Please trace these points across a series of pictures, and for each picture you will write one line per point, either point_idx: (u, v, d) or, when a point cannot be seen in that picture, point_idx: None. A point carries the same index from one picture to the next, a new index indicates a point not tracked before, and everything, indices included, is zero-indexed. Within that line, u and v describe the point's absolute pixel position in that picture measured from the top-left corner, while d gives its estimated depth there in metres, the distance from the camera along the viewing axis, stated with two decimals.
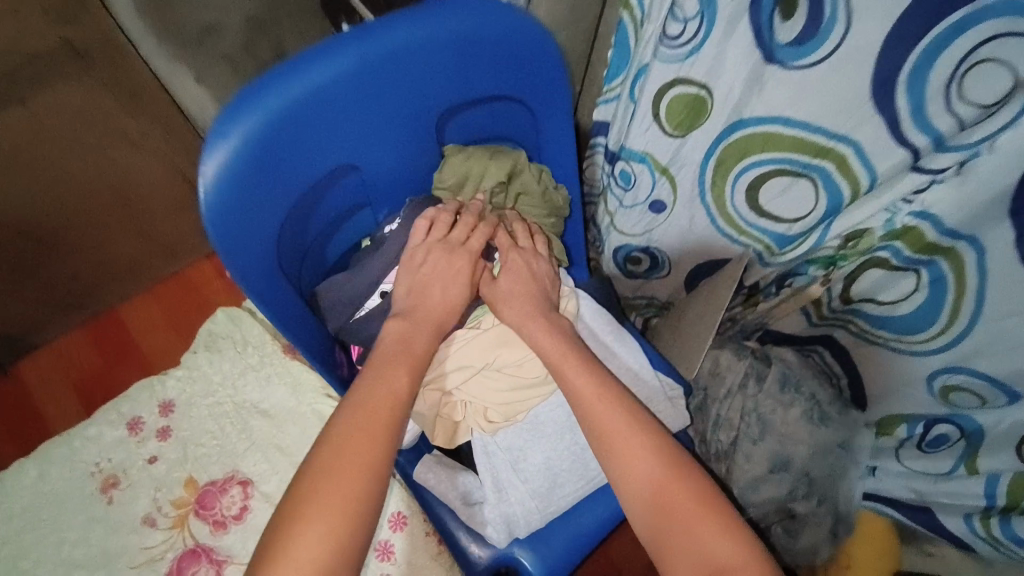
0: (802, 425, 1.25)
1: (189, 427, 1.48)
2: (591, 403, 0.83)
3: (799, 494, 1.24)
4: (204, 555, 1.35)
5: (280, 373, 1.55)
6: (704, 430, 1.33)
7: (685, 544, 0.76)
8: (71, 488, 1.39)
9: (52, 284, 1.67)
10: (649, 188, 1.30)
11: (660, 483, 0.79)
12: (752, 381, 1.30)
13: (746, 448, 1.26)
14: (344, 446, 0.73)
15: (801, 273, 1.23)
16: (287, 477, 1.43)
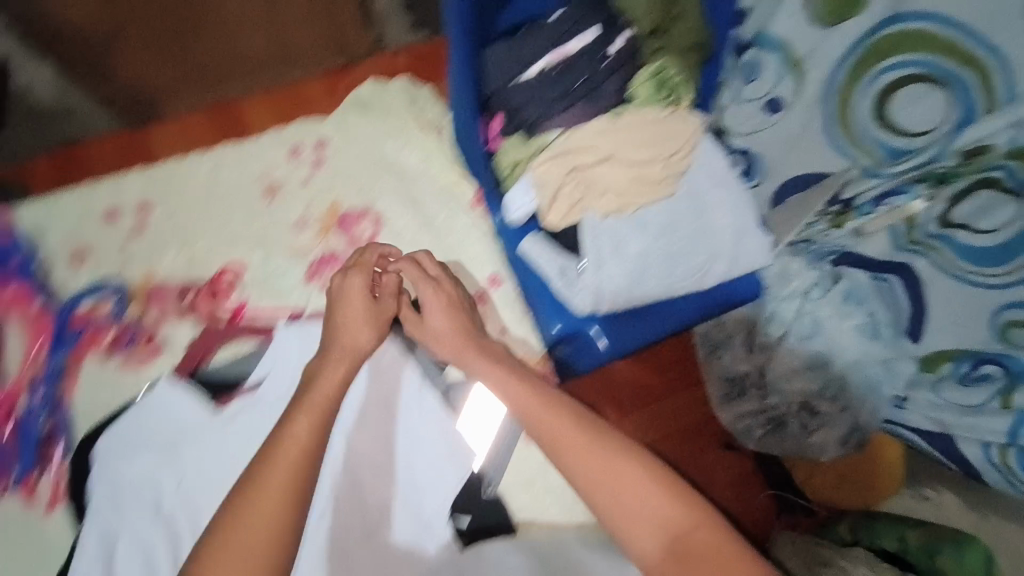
0: (852, 336, 1.32)
1: (345, 160, 1.39)
2: (536, 409, 1.06)
3: (828, 392, 1.35)
4: (340, 261, 1.35)
5: (416, 143, 1.40)
6: (756, 323, 1.41)
7: (648, 524, 0.95)
8: (234, 182, 1.38)
9: (186, 60, 1.51)
10: (772, 84, 1.30)
11: (622, 482, 0.98)
12: (818, 288, 1.34)
13: (790, 344, 1.36)
14: (282, 463, 0.91)
15: (902, 192, 1.21)
16: (423, 230, 1.36)
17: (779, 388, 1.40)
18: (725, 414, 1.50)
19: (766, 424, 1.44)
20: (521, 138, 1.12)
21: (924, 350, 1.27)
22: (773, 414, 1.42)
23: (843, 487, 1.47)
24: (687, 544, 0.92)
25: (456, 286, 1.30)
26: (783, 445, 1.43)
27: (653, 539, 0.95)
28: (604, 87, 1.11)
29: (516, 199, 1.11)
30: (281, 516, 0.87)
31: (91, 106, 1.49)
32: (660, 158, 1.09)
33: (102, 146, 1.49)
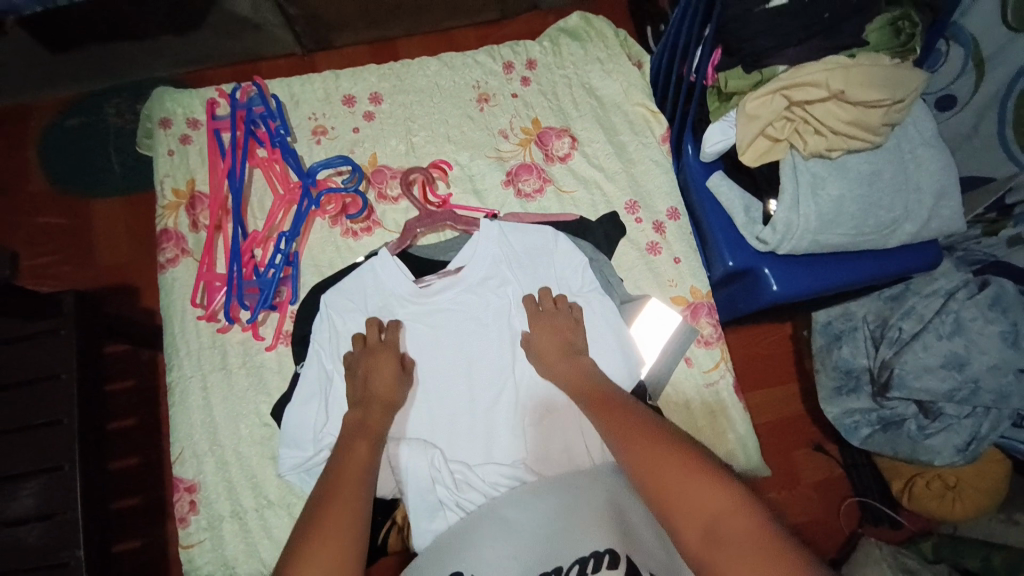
0: (995, 341, 1.18)
1: (560, 74, 1.05)
2: (598, 404, 0.78)
3: (956, 397, 1.20)
4: (534, 171, 1.00)
5: (604, 45, 1.08)
6: (889, 315, 1.30)
7: (684, 499, 0.63)
8: (450, 90, 1.04)
9: None
10: (949, 79, 1.21)
11: (656, 451, 0.68)
12: (963, 291, 1.22)
13: (927, 339, 1.21)
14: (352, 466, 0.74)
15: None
16: (617, 158, 1.01)
17: (907, 386, 1.22)
18: (830, 408, 1.34)
19: (875, 423, 1.31)
20: (740, 72, 0.85)
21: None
22: (886, 414, 1.29)
23: (949, 498, 1.30)
24: (715, 537, 0.59)
25: (634, 207, 0.99)
26: (894, 446, 1.29)
27: (692, 528, 0.61)
28: (846, 26, 0.80)
29: (714, 136, 0.89)
30: (353, 515, 0.69)
31: (261, 9, 1.37)
32: (895, 99, 0.80)
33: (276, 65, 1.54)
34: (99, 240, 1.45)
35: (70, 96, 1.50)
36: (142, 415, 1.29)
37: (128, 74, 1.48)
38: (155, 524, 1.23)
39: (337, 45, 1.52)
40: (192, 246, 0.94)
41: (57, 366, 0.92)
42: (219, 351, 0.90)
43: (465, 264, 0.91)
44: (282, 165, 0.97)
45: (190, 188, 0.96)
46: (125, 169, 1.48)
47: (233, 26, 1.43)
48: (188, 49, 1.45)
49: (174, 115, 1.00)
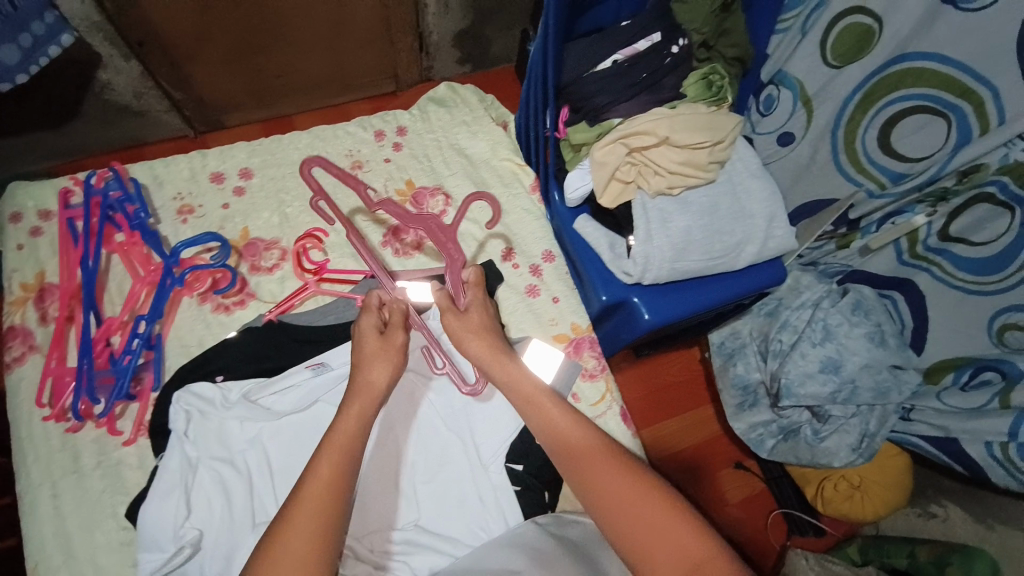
0: (862, 345, 1.19)
1: (432, 137, 1.11)
2: (564, 432, 0.70)
3: (839, 399, 1.21)
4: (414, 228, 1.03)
5: (468, 108, 1.15)
6: (768, 330, 1.30)
7: (657, 539, 0.61)
8: (322, 160, 1.07)
9: (259, 71, 1.45)
10: (786, 117, 1.23)
11: (626, 489, 0.64)
12: (827, 300, 1.24)
13: (803, 348, 1.23)
14: (314, 492, 0.60)
15: (904, 211, 1.13)
16: (491, 210, 1.06)
17: (794, 394, 1.22)
18: (737, 425, 1.32)
19: (777, 433, 1.29)
20: (585, 124, 0.95)
21: (930, 363, 1.18)
22: (785, 423, 1.28)
23: (858, 498, 1.26)
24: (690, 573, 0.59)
25: (513, 255, 1.03)
26: (796, 453, 1.28)
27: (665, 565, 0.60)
28: (665, 81, 0.92)
29: (573, 182, 0.98)
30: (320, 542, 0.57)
31: (144, 96, 1.38)
32: (715, 140, 0.91)
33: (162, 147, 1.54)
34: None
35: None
36: None
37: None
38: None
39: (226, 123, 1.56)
40: (41, 341, 0.87)
41: None
42: (71, 453, 0.82)
43: (325, 360, 0.87)
44: (144, 246, 0.93)
45: (39, 281, 0.91)
46: None
47: (113, 115, 1.41)
48: (61, 143, 1.43)
49: (25, 207, 0.96)
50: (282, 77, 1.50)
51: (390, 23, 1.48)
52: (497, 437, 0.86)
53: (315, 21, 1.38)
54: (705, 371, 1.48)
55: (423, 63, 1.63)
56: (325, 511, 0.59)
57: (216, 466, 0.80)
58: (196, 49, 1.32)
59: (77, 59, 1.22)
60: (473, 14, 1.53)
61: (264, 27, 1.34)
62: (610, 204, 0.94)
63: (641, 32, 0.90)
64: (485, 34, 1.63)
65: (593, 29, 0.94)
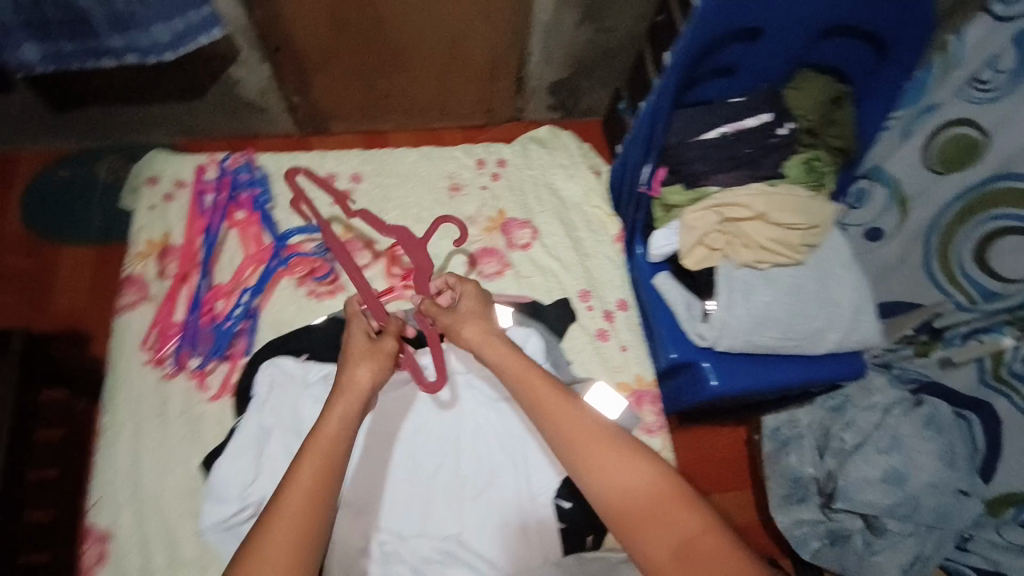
0: (931, 461, 1.12)
1: (529, 173, 1.17)
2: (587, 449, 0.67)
3: (897, 513, 1.12)
4: (500, 255, 1.08)
5: (567, 152, 1.20)
6: (830, 425, 1.25)
7: (665, 531, 0.61)
8: (425, 178, 1.14)
9: (371, 88, 1.58)
10: (877, 214, 1.19)
11: (638, 483, 0.64)
12: (898, 406, 1.18)
13: (867, 453, 1.17)
14: (296, 501, 0.58)
15: (993, 329, 1.09)
16: (574, 250, 1.10)
17: (850, 498, 1.16)
18: (782, 517, 1.24)
19: (825, 534, 1.20)
20: (681, 187, 0.97)
21: (997, 495, 1.08)
22: (834, 526, 1.19)
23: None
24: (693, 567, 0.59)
25: (589, 298, 1.06)
26: (843, 561, 1.17)
27: (669, 558, 0.60)
28: (765, 159, 0.93)
29: (659, 240, 1.00)
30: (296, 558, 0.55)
31: (267, 94, 1.52)
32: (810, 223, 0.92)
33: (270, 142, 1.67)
34: (64, 288, 1.45)
35: (65, 149, 1.59)
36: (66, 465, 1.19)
37: (122, 134, 1.59)
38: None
39: (330, 129, 1.69)
40: (155, 293, 0.96)
41: None
42: (161, 398, 0.89)
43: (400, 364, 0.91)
44: (257, 227, 1.03)
45: (163, 240, 1.00)
46: (105, 220, 1.51)
47: (238, 106, 1.56)
48: (188, 121, 1.59)
49: (162, 173, 1.06)
50: (388, 97, 1.61)
51: (495, 63, 1.57)
52: (549, 470, 0.87)
53: (430, 54, 1.50)
54: (750, 457, 1.36)
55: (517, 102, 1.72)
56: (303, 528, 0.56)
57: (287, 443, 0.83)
58: (322, 61, 1.47)
59: (219, 54, 1.39)
60: (574, 66, 1.60)
61: (380, 51, 1.46)
62: (694, 267, 0.96)
63: (750, 111, 0.93)
64: (580, 85, 1.70)
65: (699, 103, 0.98)
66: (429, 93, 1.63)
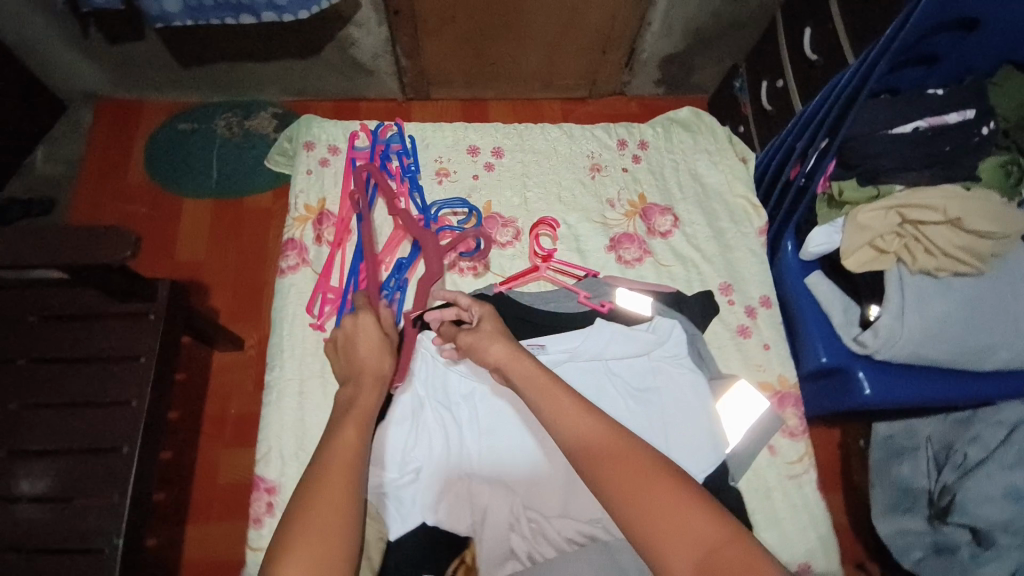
0: None
1: (670, 158, 1.14)
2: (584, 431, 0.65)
3: (1014, 530, 1.01)
4: (639, 240, 1.06)
5: (709, 137, 1.16)
6: (952, 438, 1.13)
7: (670, 524, 0.57)
8: (564, 155, 1.13)
9: (479, 56, 1.55)
10: None
11: (641, 472, 0.60)
12: None
13: (990, 468, 1.06)
14: (339, 466, 0.67)
15: None
16: (716, 241, 1.07)
17: (966, 513, 1.05)
18: (881, 524, 1.14)
19: (929, 545, 1.09)
20: (857, 183, 0.92)
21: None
22: (941, 539, 1.08)
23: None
24: (706, 560, 0.54)
25: (732, 293, 1.03)
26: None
27: (682, 556, 0.55)
28: (964, 160, 0.87)
29: (818, 238, 0.95)
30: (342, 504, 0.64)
31: (378, 58, 1.54)
32: (1006, 232, 0.85)
33: (374, 106, 1.70)
34: (181, 238, 1.52)
35: (185, 103, 1.66)
36: (186, 410, 1.32)
37: (234, 93, 1.64)
38: (173, 527, 1.22)
39: (433, 97, 1.69)
40: (313, 258, 1.01)
41: (138, 350, 1.00)
42: (321, 359, 0.94)
43: (546, 343, 0.94)
44: (405, 199, 1.05)
45: (320, 206, 1.04)
46: (220, 176, 1.58)
47: (349, 69, 1.59)
48: (301, 82, 1.62)
49: (318, 139, 1.10)
50: (493, 65, 1.58)
51: (610, 33, 1.50)
52: (694, 462, 0.86)
53: (546, 22, 1.45)
54: (841, 458, 1.38)
55: (622, 77, 1.66)
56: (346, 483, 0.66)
57: (439, 411, 0.90)
58: (437, 27, 1.44)
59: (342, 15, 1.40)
60: (691, 41, 1.53)
61: (500, 18, 1.43)
62: (858, 269, 0.91)
63: (955, 104, 0.86)
64: (693, 62, 1.62)
65: (885, 90, 0.89)
66: (535, 65, 1.59)
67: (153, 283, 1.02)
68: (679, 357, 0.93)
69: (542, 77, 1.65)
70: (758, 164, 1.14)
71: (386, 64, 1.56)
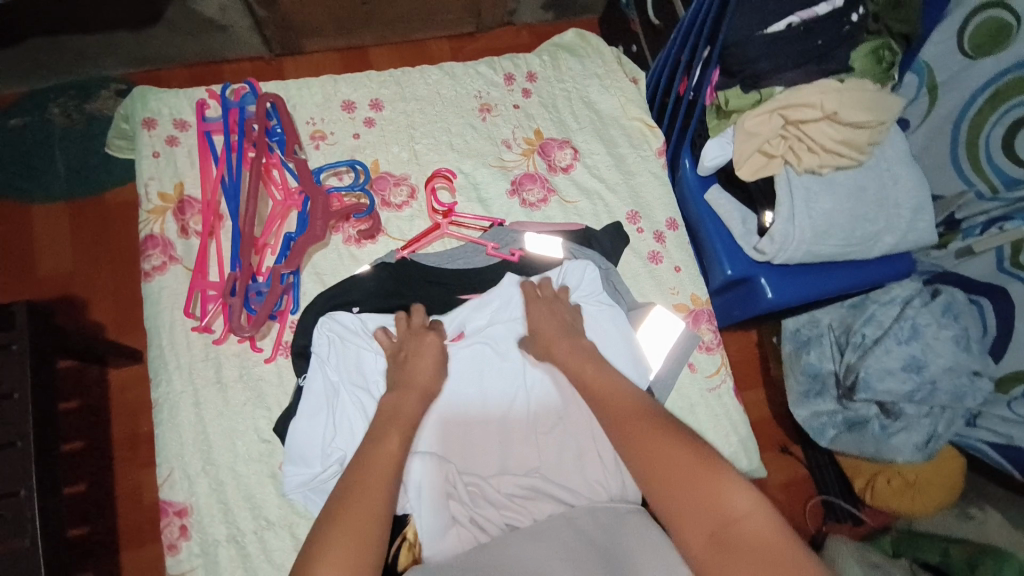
0: (949, 345, 1.13)
1: (562, 87, 1.08)
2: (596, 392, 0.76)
3: (917, 397, 1.13)
4: (541, 179, 1.01)
5: (597, 61, 1.11)
6: (850, 321, 1.21)
7: (664, 466, 0.65)
8: (449, 99, 1.04)
9: None
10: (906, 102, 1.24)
11: (640, 419, 0.70)
12: (919, 298, 1.17)
13: (888, 343, 1.15)
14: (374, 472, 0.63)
15: (1014, 217, 1.10)
16: (617, 169, 1.04)
17: (871, 389, 1.14)
18: (799, 411, 1.21)
19: (841, 423, 1.18)
20: (739, 91, 0.92)
21: (1005, 372, 1.13)
22: (852, 415, 1.18)
23: (910, 494, 1.21)
24: (688, 496, 0.62)
25: (640, 219, 1.02)
26: (860, 445, 1.18)
27: (672, 496, 0.63)
28: (837, 53, 0.89)
29: (712, 151, 0.95)
30: (378, 499, 0.60)
31: (228, 10, 1.31)
32: (879, 121, 0.89)
33: (240, 68, 1.46)
34: (39, 252, 1.28)
35: (11, 95, 1.36)
36: (91, 438, 1.17)
37: (66, 72, 1.36)
38: (101, 564, 1.10)
39: (306, 49, 1.46)
40: (182, 253, 0.89)
41: (10, 385, 0.81)
42: (213, 364, 0.85)
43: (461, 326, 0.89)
44: (279, 169, 0.92)
45: (178, 193, 0.91)
46: (72, 173, 1.33)
47: (195, 27, 1.34)
48: (145, 48, 1.35)
49: (160, 114, 0.94)
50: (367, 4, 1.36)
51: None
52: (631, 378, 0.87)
53: None
54: (760, 355, 1.45)
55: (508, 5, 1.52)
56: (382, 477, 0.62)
57: (354, 394, 0.81)
58: None
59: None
60: None
61: None
62: (751, 177, 0.92)
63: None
64: None
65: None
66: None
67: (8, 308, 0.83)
68: (598, 294, 0.92)
69: (425, 13, 1.46)
70: (648, 83, 1.11)
71: (240, 15, 1.33)
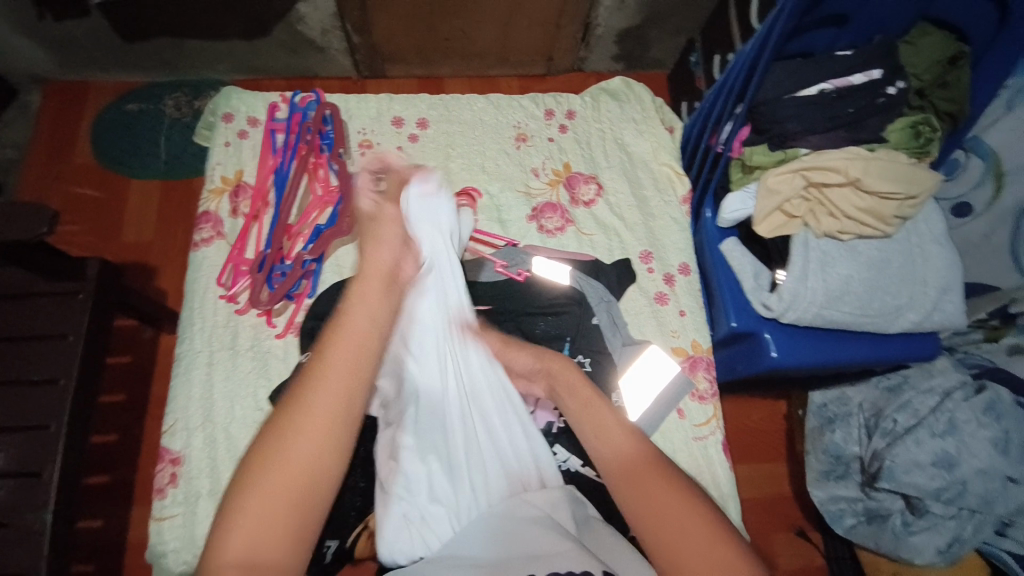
0: (987, 447, 0.99)
1: (596, 128, 1.14)
2: (623, 462, 0.67)
3: (942, 498, 0.99)
4: (561, 208, 1.06)
5: (635, 106, 1.16)
6: (882, 406, 1.10)
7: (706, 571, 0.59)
8: (490, 126, 1.12)
9: (436, 30, 1.45)
10: (968, 186, 1.10)
11: (675, 506, 0.63)
12: (960, 391, 1.04)
13: (921, 435, 1.01)
14: (343, 358, 0.60)
15: None
16: (637, 209, 1.07)
17: (895, 479, 1.01)
18: (816, 492, 1.11)
19: (861, 513, 1.08)
20: (765, 149, 0.93)
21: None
22: (873, 505, 1.07)
23: None
24: None
25: (652, 260, 1.04)
26: (877, 540, 1.06)
27: None
28: (868, 122, 0.89)
29: (733, 204, 0.95)
30: (347, 394, 0.59)
31: (328, 34, 1.44)
32: (909, 195, 0.87)
33: (330, 84, 1.60)
34: (129, 220, 1.46)
35: (133, 82, 1.57)
36: (132, 393, 1.28)
37: (185, 71, 1.55)
38: (117, 508, 1.19)
39: (389, 74, 1.59)
40: (228, 231, 1.00)
41: (66, 327, 0.94)
42: (231, 332, 0.94)
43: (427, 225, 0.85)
44: (325, 169, 1.02)
45: (236, 178, 1.04)
46: (171, 157, 1.50)
47: (299, 45, 1.49)
48: (253, 59, 1.52)
49: (237, 110, 1.09)
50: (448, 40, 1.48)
51: (564, 6, 1.41)
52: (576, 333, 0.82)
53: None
54: (787, 429, 1.32)
55: (579, 52, 1.56)
56: (349, 375, 0.60)
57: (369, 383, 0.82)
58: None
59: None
60: (646, 14, 1.44)
61: None
62: (768, 233, 0.92)
63: (860, 66, 0.86)
64: (650, 35, 1.52)
65: (799, 53, 0.90)
66: (492, 37, 1.49)
67: (83, 261, 0.96)
68: (587, 324, 0.92)
69: (500, 51, 1.55)
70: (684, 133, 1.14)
71: (337, 40, 1.46)
